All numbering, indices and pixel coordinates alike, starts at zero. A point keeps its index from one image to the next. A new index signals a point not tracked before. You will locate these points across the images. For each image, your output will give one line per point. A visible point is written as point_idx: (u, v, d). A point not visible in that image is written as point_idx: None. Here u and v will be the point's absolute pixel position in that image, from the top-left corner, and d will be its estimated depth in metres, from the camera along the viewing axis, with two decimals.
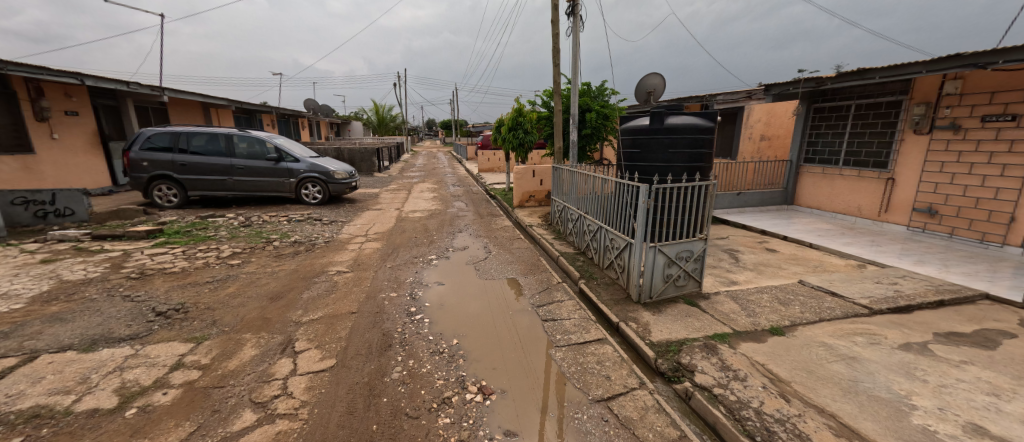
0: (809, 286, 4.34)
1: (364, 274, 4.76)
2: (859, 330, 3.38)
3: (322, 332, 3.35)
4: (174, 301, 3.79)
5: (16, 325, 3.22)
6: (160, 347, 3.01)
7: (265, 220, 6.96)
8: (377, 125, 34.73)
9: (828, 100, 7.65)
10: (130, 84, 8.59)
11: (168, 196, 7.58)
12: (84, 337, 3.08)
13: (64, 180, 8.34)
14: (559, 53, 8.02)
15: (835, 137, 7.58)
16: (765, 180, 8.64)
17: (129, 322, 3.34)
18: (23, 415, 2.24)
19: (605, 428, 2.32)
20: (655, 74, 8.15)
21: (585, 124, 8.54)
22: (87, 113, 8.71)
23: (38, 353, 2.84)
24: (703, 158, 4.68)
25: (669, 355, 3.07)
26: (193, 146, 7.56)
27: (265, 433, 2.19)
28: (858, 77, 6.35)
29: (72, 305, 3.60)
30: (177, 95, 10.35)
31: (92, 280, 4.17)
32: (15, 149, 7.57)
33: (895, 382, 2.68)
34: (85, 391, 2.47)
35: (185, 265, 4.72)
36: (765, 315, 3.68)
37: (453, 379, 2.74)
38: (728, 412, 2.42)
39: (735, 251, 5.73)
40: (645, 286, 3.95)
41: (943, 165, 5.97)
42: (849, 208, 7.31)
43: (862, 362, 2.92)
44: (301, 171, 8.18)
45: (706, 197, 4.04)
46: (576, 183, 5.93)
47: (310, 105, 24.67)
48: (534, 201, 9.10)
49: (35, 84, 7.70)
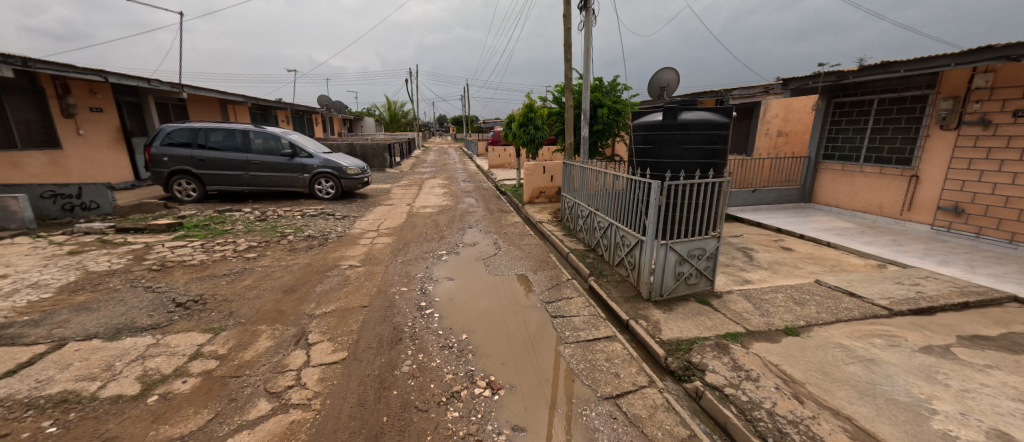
0: (826, 286, 4.23)
1: (376, 268, 4.83)
2: (878, 332, 3.29)
3: (334, 325, 3.41)
4: (192, 292, 3.90)
5: (45, 313, 3.36)
6: (181, 337, 3.11)
7: (280, 214, 7.10)
8: (389, 121, 35.21)
9: (849, 94, 7.39)
10: (151, 82, 8.81)
11: (187, 190, 7.79)
12: (109, 326, 3.20)
13: (89, 174, 8.60)
14: (571, 47, 7.93)
15: (856, 133, 7.35)
16: (782, 177, 8.41)
17: (151, 312, 3.46)
18: (52, 400, 2.34)
19: (614, 426, 2.31)
20: (669, 69, 7.98)
21: (597, 120, 8.47)
22: (110, 110, 8.99)
23: (66, 341, 2.96)
24: (717, 155, 4.58)
25: (679, 353, 3.04)
26: (211, 141, 7.73)
27: (279, 423, 2.25)
28: (881, 70, 6.12)
29: (97, 295, 3.74)
30: (196, 92, 10.60)
31: (115, 271, 4.32)
32: (44, 144, 7.87)
33: (915, 386, 2.61)
34: (109, 378, 2.57)
35: (203, 258, 4.84)
36: (779, 315, 3.60)
37: (462, 373, 2.77)
38: (740, 412, 2.39)
39: (749, 250, 5.62)
40: (656, 284, 3.92)
41: (972, 163, 5.75)
42: (870, 206, 7.09)
43: (881, 365, 2.84)
44: (315, 167, 8.32)
45: (720, 194, 3.97)
46: (587, 180, 5.88)
47: (324, 102, 25.14)
48: (544, 197, 9.07)
49: (62, 81, 7.97)
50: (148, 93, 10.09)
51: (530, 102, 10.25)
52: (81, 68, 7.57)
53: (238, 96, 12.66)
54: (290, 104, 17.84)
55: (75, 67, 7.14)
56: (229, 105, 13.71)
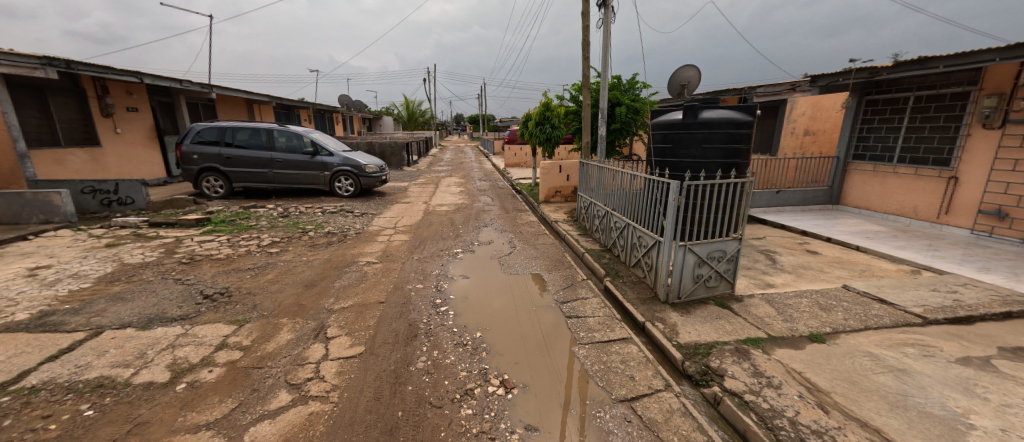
0: (855, 291, 4.06)
1: (393, 265, 4.89)
2: (910, 341, 3.14)
3: (352, 320, 3.49)
4: (219, 285, 4.06)
5: (84, 302, 3.55)
6: (208, 327, 3.23)
7: (301, 211, 7.29)
8: (407, 120, 35.68)
9: (883, 91, 7.06)
10: (182, 82, 9.18)
11: (215, 187, 8.10)
12: (142, 316, 3.36)
13: (125, 170, 9.04)
14: (590, 45, 7.85)
15: (890, 132, 7.01)
16: (808, 178, 8.10)
17: (180, 303, 3.61)
18: (90, 384, 2.47)
19: (628, 429, 2.28)
20: (690, 66, 7.81)
21: (615, 119, 8.35)
22: (145, 109, 9.42)
23: (103, 329, 3.12)
24: (739, 154, 4.44)
25: (697, 358, 2.98)
26: (238, 140, 8.00)
27: (299, 413, 2.32)
28: (918, 66, 5.82)
29: (132, 286, 3.94)
30: (224, 92, 10.99)
31: (149, 263, 4.53)
32: (85, 142, 8.31)
33: (951, 398, 2.47)
34: (142, 365, 2.69)
35: (229, 252, 5.03)
36: (803, 321, 3.48)
37: (476, 371, 2.78)
38: (761, 420, 2.32)
39: (773, 253, 5.44)
40: (674, 286, 3.84)
41: (1017, 163, 5.40)
42: (904, 209, 6.76)
43: (913, 375, 2.70)
44: (335, 165, 8.50)
45: (742, 195, 3.87)
46: (604, 179, 5.81)
47: (345, 101, 25.67)
48: (560, 196, 9.03)
49: (102, 83, 8.40)
50: (180, 93, 10.53)
51: (547, 100, 10.20)
52: (119, 70, 7.95)
53: (263, 96, 13.07)
54: (313, 103, 18.31)
55: (114, 69, 7.51)
56: (255, 104, 14.17)
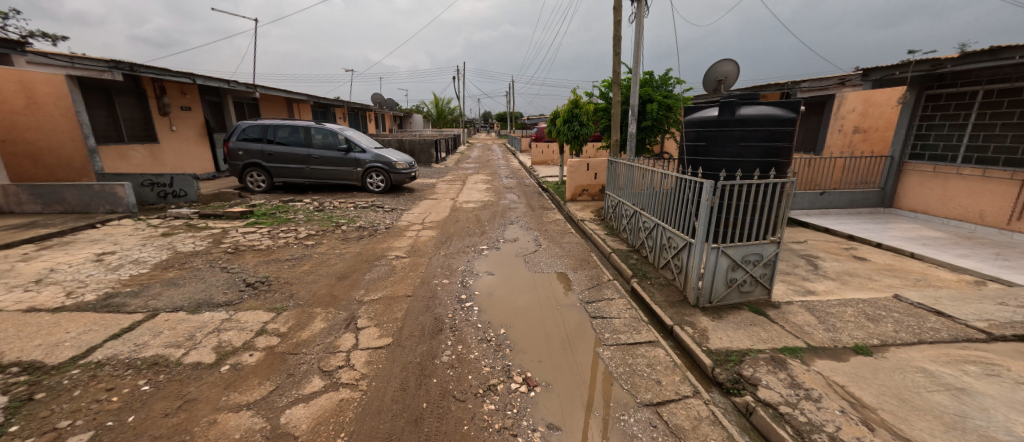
0: (908, 302, 3.76)
1: (420, 260, 5.01)
2: (971, 358, 2.87)
3: (381, 311, 3.60)
4: (260, 274, 4.31)
5: (143, 286, 3.87)
6: (249, 314, 3.44)
7: (336, 206, 7.59)
8: (437, 117, 36.28)
9: (946, 85, 6.47)
10: (230, 83, 9.76)
11: (258, 182, 8.57)
12: (192, 300, 3.62)
13: (179, 165, 9.74)
14: (621, 40, 7.67)
15: (953, 130, 6.42)
16: (857, 179, 7.56)
17: (225, 290, 3.86)
18: (147, 362, 2.69)
19: (653, 434, 2.23)
20: (728, 61, 7.47)
21: (646, 116, 8.13)
22: (196, 108, 10.09)
23: (158, 312, 3.38)
24: (780, 153, 4.21)
25: (729, 365, 2.86)
26: (278, 137, 8.42)
27: (330, 399, 2.42)
28: (989, 57, 5.30)
29: (183, 273, 4.25)
30: (266, 91, 11.60)
31: (198, 252, 4.87)
32: (145, 139, 9.02)
33: (1018, 423, 2.24)
34: (191, 346, 2.90)
35: (269, 243, 5.32)
36: (848, 331, 3.26)
37: (499, 368, 2.80)
38: (797, 433, 2.21)
39: (814, 258, 5.13)
40: (705, 290, 3.70)
41: None
42: (968, 214, 6.19)
43: (974, 395, 2.48)
44: (367, 161, 8.78)
45: (781, 196, 3.67)
46: (633, 178, 5.67)
47: (377, 99, 26.43)
48: (587, 195, 8.90)
49: (160, 84, 9.08)
50: (228, 93, 11.20)
51: (576, 97, 10.07)
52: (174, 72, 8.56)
53: (302, 95, 13.69)
54: (347, 102, 18.99)
55: (170, 71, 8.09)
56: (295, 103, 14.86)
